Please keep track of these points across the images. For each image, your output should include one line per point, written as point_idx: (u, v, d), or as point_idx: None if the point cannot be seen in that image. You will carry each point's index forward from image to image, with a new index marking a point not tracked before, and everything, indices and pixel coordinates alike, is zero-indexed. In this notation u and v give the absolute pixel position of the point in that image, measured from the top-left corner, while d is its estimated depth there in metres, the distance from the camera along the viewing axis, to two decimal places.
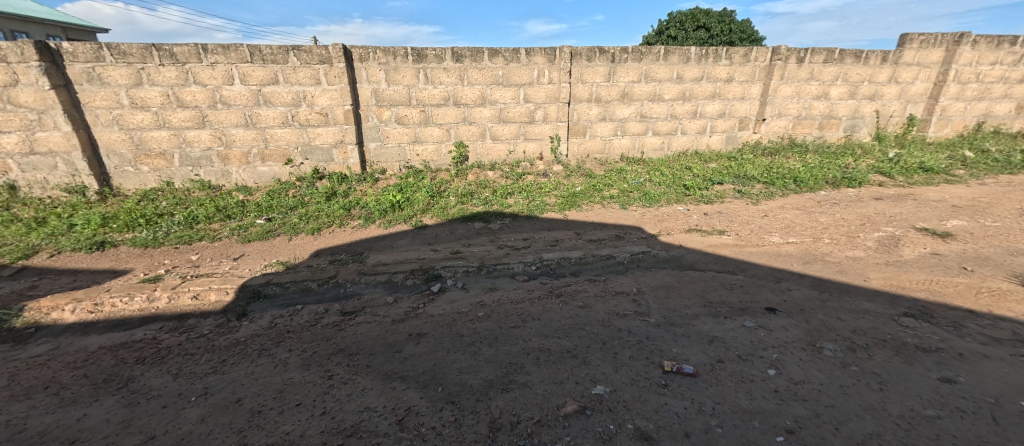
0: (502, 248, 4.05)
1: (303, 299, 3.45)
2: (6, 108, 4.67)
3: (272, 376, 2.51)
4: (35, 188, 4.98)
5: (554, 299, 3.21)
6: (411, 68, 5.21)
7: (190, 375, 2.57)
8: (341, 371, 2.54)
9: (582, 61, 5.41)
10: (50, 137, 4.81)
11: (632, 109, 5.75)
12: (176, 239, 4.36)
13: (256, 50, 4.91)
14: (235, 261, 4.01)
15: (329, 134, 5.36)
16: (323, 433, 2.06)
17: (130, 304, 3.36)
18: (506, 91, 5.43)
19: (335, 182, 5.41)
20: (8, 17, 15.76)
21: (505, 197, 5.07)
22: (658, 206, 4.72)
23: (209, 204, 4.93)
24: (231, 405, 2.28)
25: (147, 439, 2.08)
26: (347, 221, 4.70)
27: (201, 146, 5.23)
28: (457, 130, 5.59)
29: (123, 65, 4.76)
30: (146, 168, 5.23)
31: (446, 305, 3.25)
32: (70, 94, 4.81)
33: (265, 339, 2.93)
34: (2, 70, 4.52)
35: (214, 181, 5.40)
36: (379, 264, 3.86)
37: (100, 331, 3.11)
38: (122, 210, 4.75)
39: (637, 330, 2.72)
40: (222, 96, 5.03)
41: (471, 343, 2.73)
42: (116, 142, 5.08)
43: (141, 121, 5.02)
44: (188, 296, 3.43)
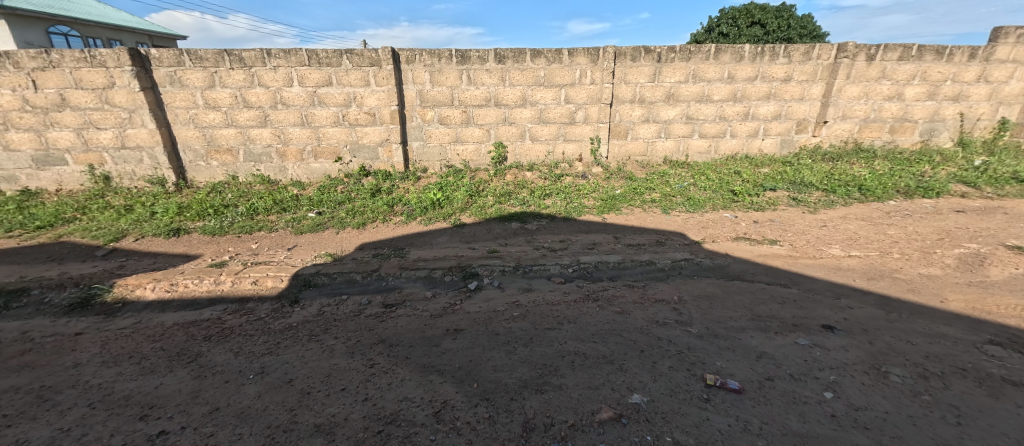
0: (540, 249, 4.01)
1: (348, 290, 3.58)
2: (103, 107, 5.16)
3: (321, 361, 2.62)
4: (124, 179, 5.49)
5: (590, 303, 3.14)
6: (454, 69, 5.27)
7: (249, 354, 2.73)
8: (382, 360, 2.60)
9: (627, 61, 5.27)
10: (138, 133, 5.28)
11: (678, 110, 5.53)
12: (239, 229, 4.64)
13: (313, 54, 5.14)
14: (289, 251, 4.22)
15: (376, 133, 5.52)
16: (364, 419, 2.12)
17: (200, 285, 3.61)
18: (547, 91, 5.38)
19: (380, 180, 5.57)
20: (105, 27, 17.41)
21: (543, 198, 5.02)
22: (703, 212, 4.51)
23: (267, 197, 5.22)
24: (284, 385, 2.40)
25: (212, 410, 2.22)
26: (389, 218, 4.83)
27: (262, 143, 5.54)
28: (497, 131, 5.60)
29: (199, 69, 5.13)
30: (216, 163, 5.60)
31: (482, 303, 3.26)
32: (155, 95, 5.25)
33: (314, 325, 3.06)
34: (102, 74, 5.01)
35: (272, 176, 5.70)
36: (419, 260, 3.93)
37: (175, 309, 3.37)
38: (195, 200, 5.13)
39: (678, 340, 2.61)
40: (283, 97, 5.31)
41: (506, 342, 2.72)
42: (192, 139, 5.48)
43: (213, 120, 5.39)
44: (248, 281, 3.64)
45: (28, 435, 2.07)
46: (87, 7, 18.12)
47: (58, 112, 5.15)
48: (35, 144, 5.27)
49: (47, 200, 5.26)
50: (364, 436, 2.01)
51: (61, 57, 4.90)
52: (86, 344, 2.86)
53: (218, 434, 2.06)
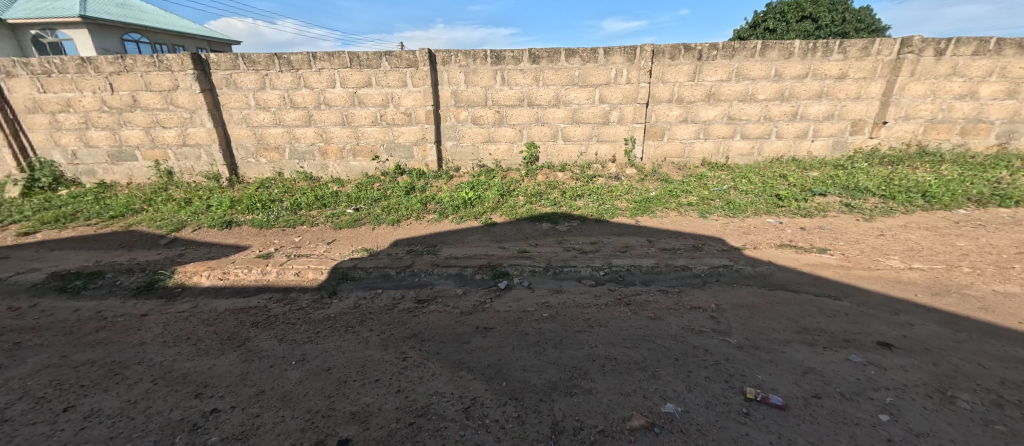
0: (570, 250, 3.95)
1: (383, 284, 3.64)
2: (169, 108, 5.52)
3: (357, 351, 2.68)
4: (185, 174, 5.86)
5: (622, 307, 3.06)
6: (489, 70, 5.26)
7: (291, 341, 2.83)
8: (415, 354, 2.63)
9: (665, 60, 5.10)
10: (197, 132, 5.61)
11: (719, 110, 5.31)
12: (283, 222, 4.83)
13: (355, 56, 5.27)
14: (328, 245, 4.35)
15: (411, 133, 5.60)
16: (397, 411, 2.15)
17: (248, 274, 3.78)
18: (582, 91, 5.29)
19: (414, 178, 5.66)
20: (173, 35, 18.65)
21: (575, 199, 4.95)
22: (744, 216, 4.31)
23: (309, 193, 5.41)
24: (323, 373, 2.47)
25: (258, 393, 2.32)
26: (423, 216, 4.89)
27: (306, 142, 5.74)
28: (530, 131, 5.56)
29: (252, 72, 5.37)
30: (265, 160, 5.87)
31: (512, 303, 3.24)
32: (213, 96, 5.55)
33: (350, 317, 3.13)
34: (168, 77, 5.35)
35: (315, 173, 5.90)
36: (451, 257, 3.96)
37: (226, 296, 3.54)
38: (246, 195, 5.39)
39: (715, 349, 2.50)
40: (326, 98, 5.47)
41: (535, 343, 2.69)
42: (243, 137, 5.76)
43: (263, 120, 5.64)
44: (291, 273, 3.78)
45: (100, 404, 2.25)
46: (155, 14, 19.46)
47: (130, 112, 5.57)
48: (111, 141, 5.75)
49: (120, 192, 5.71)
50: (397, 428, 2.04)
51: (135, 62, 5.28)
52: (150, 325, 3.07)
53: (263, 415, 2.15)
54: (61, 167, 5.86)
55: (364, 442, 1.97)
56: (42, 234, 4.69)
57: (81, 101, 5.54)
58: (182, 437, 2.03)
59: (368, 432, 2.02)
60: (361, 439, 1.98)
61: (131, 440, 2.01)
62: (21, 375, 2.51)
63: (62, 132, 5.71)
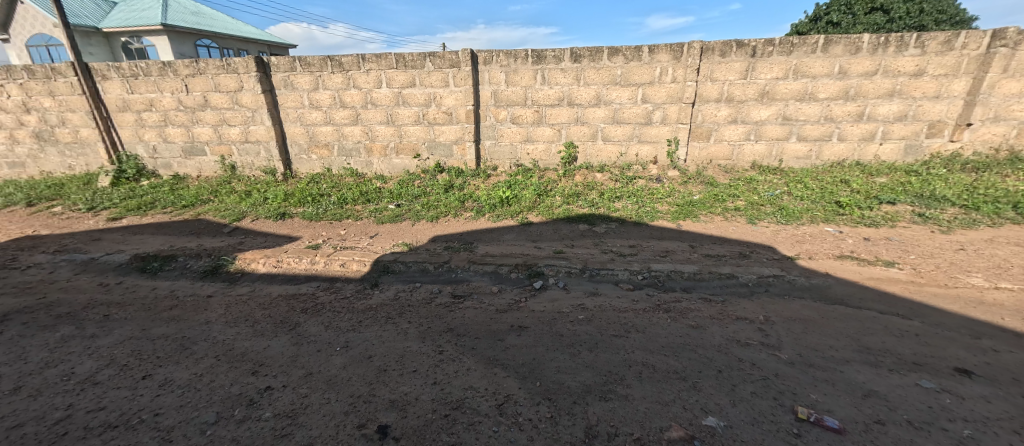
0: (607, 253, 3.85)
1: (421, 278, 3.69)
2: (234, 108, 5.92)
3: (396, 342, 2.74)
4: (246, 169, 6.27)
5: (662, 314, 2.95)
6: (529, 69, 5.22)
7: (336, 328, 2.94)
8: (451, 348, 2.66)
9: (715, 57, 4.87)
10: (257, 130, 5.96)
11: (773, 110, 5.01)
12: (331, 216, 5.02)
13: (401, 57, 5.39)
14: (371, 238, 4.47)
15: (451, 132, 5.65)
16: (433, 402, 2.18)
17: (299, 263, 3.96)
18: (623, 90, 5.14)
19: (453, 176, 5.70)
20: (239, 40, 19.74)
21: (613, 201, 4.81)
22: (798, 224, 4.05)
23: (355, 189, 5.59)
24: (364, 360, 2.55)
25: (306, 374, 2.44)
26: (460, 213, 4.92)
27: (353, 140, 5.94)
28: (569, 130, 5.47)
29: (307, 74, 5.64)
30: (316, 157, 6.14)
31: (547, 303, 3.20)
32: (273, 97, 5.87)
33: (390, 309, 3.21)
34: (234, 79, 5.72)
35: (360, 169, 6.09)
36: (487, 255, 3.96)
37: (280, 282, 3.73)
38: (298, 189, 5.65)
39: (764, 364, 2.36)
40: (373, 98, 5.64)
41: (570, 345, 2.64)
42: (298, 135, 6.06)
43: (315, 119, 5.90)
44: (337, 264, 3.91)
45: (172, 374, 2.45)
46: (224, 18, 20.61)
47: (202, 111, 6.05)
48: (185, 137, 6.30)
49: (191, 184, 6.27)
50: (433, 419, 2.07)
51: (207, 66, 5.70)
52: (215, 305, 3.30)
53: (311, 395, 2.26)
54: (143, 160, 6.58)
55: (402, 429, 2.01)
56: (127, 221, 5.26)
57: (162, 101, 6.11)
58: (240, 410, 2.16)
59: (406, 420, 2.06)
60: (399, 427, 2.03)
61: (197, 409, 2.17)
62: (108, 343, 2.77)
63: (145, 128, 6.37)
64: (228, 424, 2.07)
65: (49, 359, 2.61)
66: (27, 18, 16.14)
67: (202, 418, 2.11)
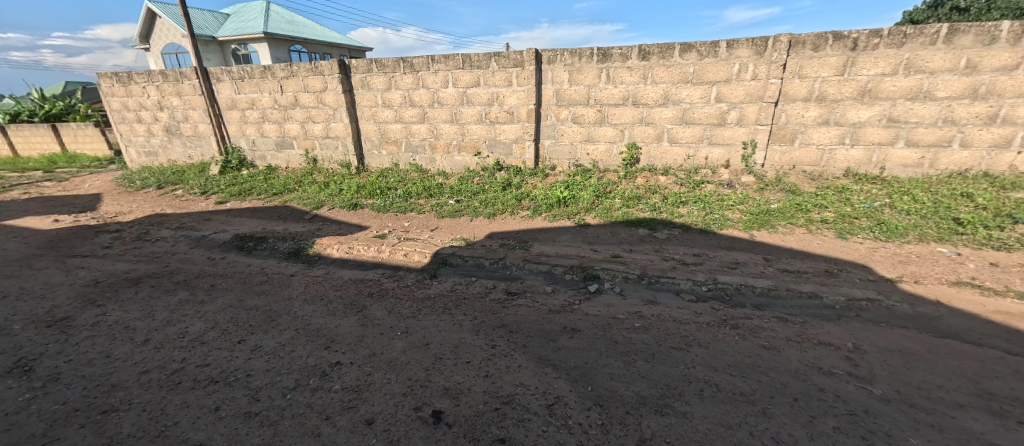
0: (668, 260, 3.63)
1: (477, 273, 3.70)
2: (318, 106, 6.35)
3: (452, 332, 2.82)
4: (326, 162, 6.71)
5: (728, 330, 2.72)
6: (594, 68, 5.06)
7: (398, 314, 3.07)
8: (503, 344, 2.68)
9: (805, 51, 4.36)
10: (337, 126, 6.36)
11: (875, 111, 4.37)
12: (396, 208, 5.20)
13: (467, 57, 5.47)
14: (432, 231, 4.56)
15: (512, 131, 5.63)
16: (484, 394, 2.24)
17: (368, 251, 4.14)
18: (695, 89, 4.80)
19: (511, 175, 5.67)
20: (327, 44, 21.13)
21: (677, 206, 4.51)
22: (901, 241, 3.56)
23: (419, 184, 5.75)
24: (422, 347, 2.66)
25: (370, 355, 2.59)
26: (517, 211, 4.89)
27: (419, 137, 6.13)
28: (632, 131, 5.22)
29: (382, 75, 5.92)
30: (386, 152, 6.41)
31: (601, 307, 3.08)
32: (351, 96, 6.22)
33: (447, 300, 3.26)
34: (319, 80, 6.14)
35: (425, 166, 6.27)
36: (542, 254, 3.89)
37: (350, 267, 3.92)
38: (369, 182, 5.94)
39: (850, 397, 2.09)
40: (439, 97, 5.78)
41: (625, 352, 2.55)
42: (370, 133, 6.37)
43: (386, 117, 6.17)
44: (401, 254, 4.05)
45: (261, 341, 2.76)
46: (313, 24, 22.21)
47: (291, 110, 6.56)
48: (278, 132, 6.87)
49: (280, 174, 6.82)
50: (483, 411, 2.13)
51: (298, 69, 6.17)
52: (297, 283, 3.58)
53: (374, 374, 2.41)
54: (245, 153, 7.29)
55: (456, 416, 2.10)
56: (230, 205, 5.85)
57: (261, 100, 6.74)
58: (314, 380, 2.38)
59: (459, 408, 2.15)
60: (453, 414, 2.12)
61: (280, 374, 2.44)
62: (214, 309, 3.19)
63: (247, 124, 7.04)
64: (304, 391, 2.30)
65: (170, 318, 3.08)
66: (159, 29, 18.59)
67: (283, 383, 2.36)
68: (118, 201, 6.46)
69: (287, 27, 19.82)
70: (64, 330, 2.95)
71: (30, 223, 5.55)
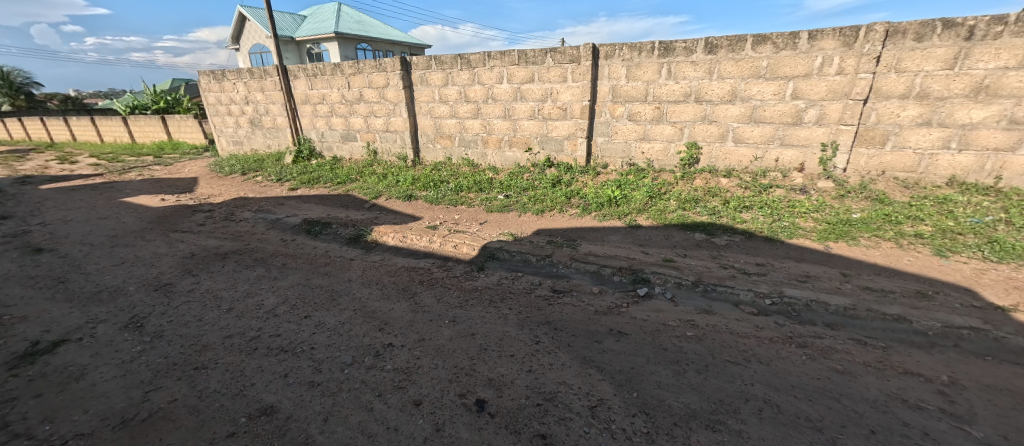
0: (727, 269, 3.38)
1: (523, 268, 3.65)
2: (380, 101, 6.59)
3: (497, 325, 2.82)
4: (385, 154, 6.95)
5: (794, 347, 2.49)
6: (654, 63, 4.81)
7: (446, 302, 3.11)
8: (547, 340, 2.64)
9: (906, 42, 3.81)
10: (396, 120, 6.57)
11: (992, 111, 3.72)
12: (448, 201, 5.27)
13: (523, 53, 5.43)
14: (481, 225, 4.57)
15: (565, 127, 5.52)
16: (527, 389, 2.25)
17: (420, 240, 4.22)
18: (768, 85, 4.38)
19: (562, 172, 5.56)
20: (390, 42, 21.74)
21: (739, 211, 4.18)
22: (1016, 263, 3.08)
23: (470, 178, 5.79)
24: (468, 337, 2.69)
25: (418, 340, 2.67)
26: (566, 209, 4.78)
27: (472, 132, 6.17)
28: (692, 129, 4.90)
29: (439, 71, 6.01)
30: (440, 146, 6.51)
31: (650, 312, 2.93)
32: (410, 92, 6.39)
33: (493, 292, 3.25)
34: (383, 76, 6.37)
35: (476, 160, 6.30)
36: (590, 254, 3.77)
37: (403, 255, 4.01)
38: (423, 175, 6.07)
39: (940, 437, 1.83)
40: (494, 93, 5.79)
41: (675, 361, 2.41)
42: (427, 127, 6.50)
43: (442, 112, 6.27)
44: (450, 245, 4.09)
45: (324, 319, 2.93)
46: (378, 23, 23.04)
47: (356, 104, 6.86)
48: (344, 125, 7.20)
49: (345, 165, 7.14)
50: (525, 405, 2.13)
51: (365, 66, 6.43)
52: (356, 267, 3.74)
53: (422, 359, 2.49)
54: (314, 144, 7.70)
55: (498, 407, 2.12)
56: (300, 192, 6.21)
57: (330, 95, 7.11)
58: (369, 358, 2.51)
59: (502, 400, 2.17)
60: (495, 405, 2.14)
61: (339, 350, 2.59)
62: (285, 285, 3.42)
63: (316, 118, 7.44)
64: (359, 367, 2.43)
65: (249, 290, 3.36)
66: (247, 30, 20.22)
67: (342, 358, 2.51)
68: (210, 184, 7.11)
69: (354, 25, 20.66)
70: (167, 294, 3.34)
71: (141, 201, 6.29)
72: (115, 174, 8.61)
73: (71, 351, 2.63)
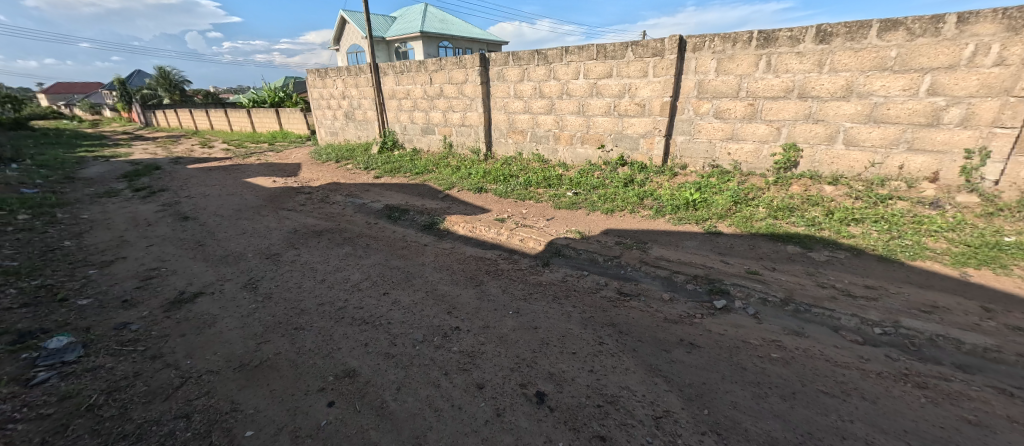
0: (826, 288, 2.96)
1: (589, 267, 3.50)
2: (458, 96, 6.74)
3: (560, 321, 2.72)
4: (460, 148, 7.10)
5: (908, 385, 2.12)
6: (751, 55, 4.37)
7: (511, 294, 3.07)
8: (611, 343, 2.51)
9: None
10: (471, 115, 6.68)
11: None
12: (517, 195, 5.24)
13: (602, 48, 5.23)
14: (547, 221, 4.48)
15: (642, 124, 5.23)
16: (587, 388, 2.16)
17: (488, 233, 4.24)
18: (896, 79, 3.76)
19: (635, 171, 5.28)
20: (470, 40, 22.20)
21: (846, 224, 3.65)
22: None
23: (539, 173, 5.71)
24: (530, 330, 2.63)
25: (482, 327, 2.66)
26: (638, 210, 4.53)
27: (545, 128, 6.08)
28: (792, 129, 4.37)
29: (517, 67, 6.00)
30: (512, 141, 6.51)
31: (728, 327, 2.65)
32: (487, 87, 6.45)
33: (558, 288, 3.15)
34: (462, 72, 6.50)
35: (547, 156, 6.21)
36: (661, 258, 3.53)
37: (472, 245, 4.04)
38: (494, 169, 6.10)
39: None
40: (568, 89, 5.66)
41: (756, 383, 2.17)
42: (500, 122, 6.52)
43: (516, 107, 6.25)
44: (517, 239, 4.06)
45: (399, 297, 3.03)
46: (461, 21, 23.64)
47: (436, 100, 7.08)
48: (424, 119, 7.47)
49: (423, 157, 7.40)
50: (585, 404, 2.06)
51: (445, 63, 6.61)
52: (429, 252, 3.84)
53: (485, 346, 2.49)
54: (397, 136, 8.09)
55: (558, 402, 2.07)
56: (383, 180, 6.55)
57: (414, 91, 7.41)
58: (438, 338, 2.55)
59: (562, 395, 2.11)
60: (555, 399, 2.09)
61: (412, 327, 2.67)
62: (369, 263, 3.61)
63: (401, 112, 7.81)
64: (429, 346, 2.49)
65: (339, 265, 3.58)
66: (346, 31, 21.87)
67: (413, 335, 2.59)
68: (311, 170, 7.79)
69: (437, 25, 21.39)
70: (276, 262, 3.69)
71: (258, 181, 7.07)
72: (240, 158, 9.80)
73: (207, 302, 3.02)
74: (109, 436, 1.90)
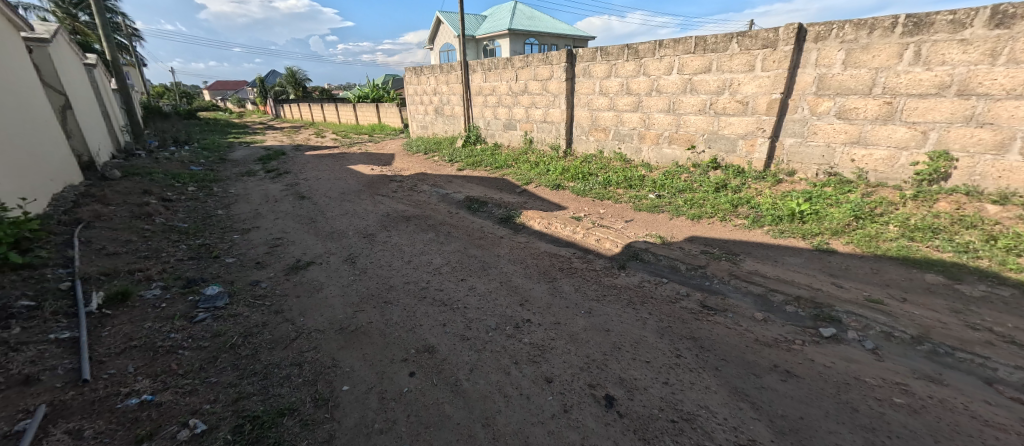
0: (979, 330, 2.40)
1: (669, 275, 3.22)
2: (542, 92, 6.67)
3: (634, 327, 2.53)
4: (540, 144, 7.03)
5: None
6: (893, 44, 3.71)
7: (583, 293, 2.93)
8: (691, 357, 2.26)
9: None
10: (554, 111, 6.57)
11: None
12: (595, 194, 5.04)
13: (701, 40, 4.82)
14: (626, 223, 4.23)
15: (743, 124, 4.73)
16: (660, 400, 1.97)
17: (563, 231, 4.11)
18: None
19: (729, 175, 4.79)
20: (558, 36, 21.92)
21: (1013, 254, 2.95)
22: None
23: (620, 173, 5.44)
24: (603, 332, 2.47)
25: (552, 323, 2.56)
26: (730, 218, 4.10)
27: (630, 126, 5.77)
28: (943, 134, 3.63)
29: (604, 62, 5.77)
30: (593, 138, 6.28)
31: (836, 359, 2.26)
32: (572, 84, 6.29)
33: (633, 293, 2.94)
34: (548, 68, 6.42)
35: (630, 156, 5.89)
36: (755, 273, 3.15)
37: (546, 241, 3.95)
38: (572, 166, 5.94)
39: None
40: (659, 85, 5.31)
41: (870, 429, 1.82)
42: (583, 119, 6.33)
43: (601, 104, 6.02)
44: (593, 239, 3.89)
45: (473, 285, 3.03)
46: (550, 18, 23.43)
47: (521, 95, 7.06)
48: (507, 115, 7.51)
49: (503, 151, 7.45)
50: (657, 417, 1.88)
51: (533, 59, 6.57)
52: (504, 245, 3.81)
53: (555, 341, 2.38)
54: (481, 131, 8.24)
55: (628, 409, 1.91)
56: (464, 173, 6.70)
57: (499, 87, 7.49)
58: (509, 328, 2.50)
59: (633, 403, 1.95)
60: (626, 406, 1.93)
61: (484, 314, 2.65)
62: (449, 250, 3.67)
63: (485, 108, 7.94)
64: (501, 334, 2.45)
65: (422, 249, 3.69)
66: (441, 31, 22.88)
67: (486, 322, 2.56)
68: (401, 160, 8.24)
69: (525, 22, 21.44)
70: (371, 241, 3.91)
71: (359, 168, 7.66)
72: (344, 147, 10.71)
73: (317, 270, 3.27)
74: (244, 371, 2.12)
